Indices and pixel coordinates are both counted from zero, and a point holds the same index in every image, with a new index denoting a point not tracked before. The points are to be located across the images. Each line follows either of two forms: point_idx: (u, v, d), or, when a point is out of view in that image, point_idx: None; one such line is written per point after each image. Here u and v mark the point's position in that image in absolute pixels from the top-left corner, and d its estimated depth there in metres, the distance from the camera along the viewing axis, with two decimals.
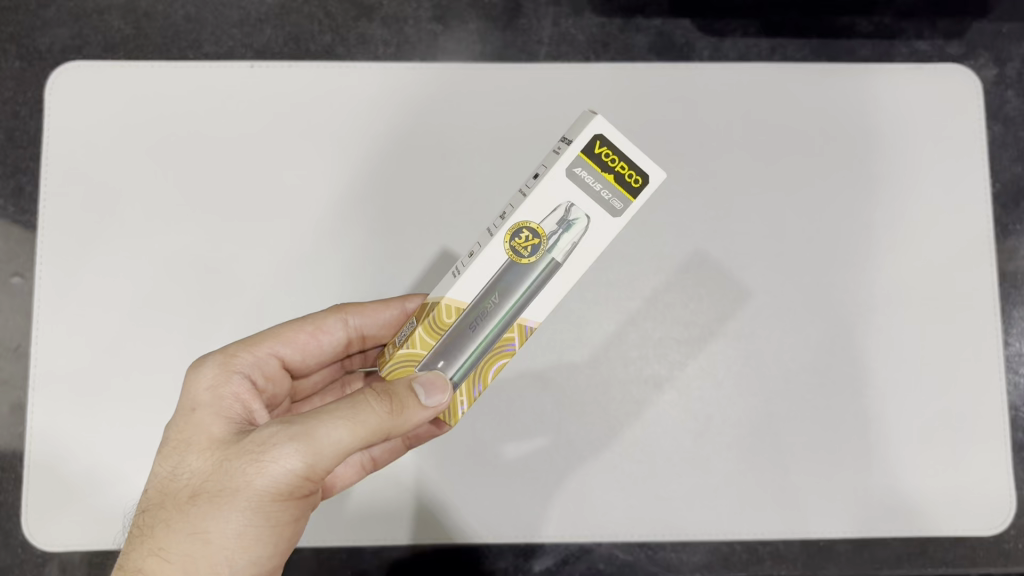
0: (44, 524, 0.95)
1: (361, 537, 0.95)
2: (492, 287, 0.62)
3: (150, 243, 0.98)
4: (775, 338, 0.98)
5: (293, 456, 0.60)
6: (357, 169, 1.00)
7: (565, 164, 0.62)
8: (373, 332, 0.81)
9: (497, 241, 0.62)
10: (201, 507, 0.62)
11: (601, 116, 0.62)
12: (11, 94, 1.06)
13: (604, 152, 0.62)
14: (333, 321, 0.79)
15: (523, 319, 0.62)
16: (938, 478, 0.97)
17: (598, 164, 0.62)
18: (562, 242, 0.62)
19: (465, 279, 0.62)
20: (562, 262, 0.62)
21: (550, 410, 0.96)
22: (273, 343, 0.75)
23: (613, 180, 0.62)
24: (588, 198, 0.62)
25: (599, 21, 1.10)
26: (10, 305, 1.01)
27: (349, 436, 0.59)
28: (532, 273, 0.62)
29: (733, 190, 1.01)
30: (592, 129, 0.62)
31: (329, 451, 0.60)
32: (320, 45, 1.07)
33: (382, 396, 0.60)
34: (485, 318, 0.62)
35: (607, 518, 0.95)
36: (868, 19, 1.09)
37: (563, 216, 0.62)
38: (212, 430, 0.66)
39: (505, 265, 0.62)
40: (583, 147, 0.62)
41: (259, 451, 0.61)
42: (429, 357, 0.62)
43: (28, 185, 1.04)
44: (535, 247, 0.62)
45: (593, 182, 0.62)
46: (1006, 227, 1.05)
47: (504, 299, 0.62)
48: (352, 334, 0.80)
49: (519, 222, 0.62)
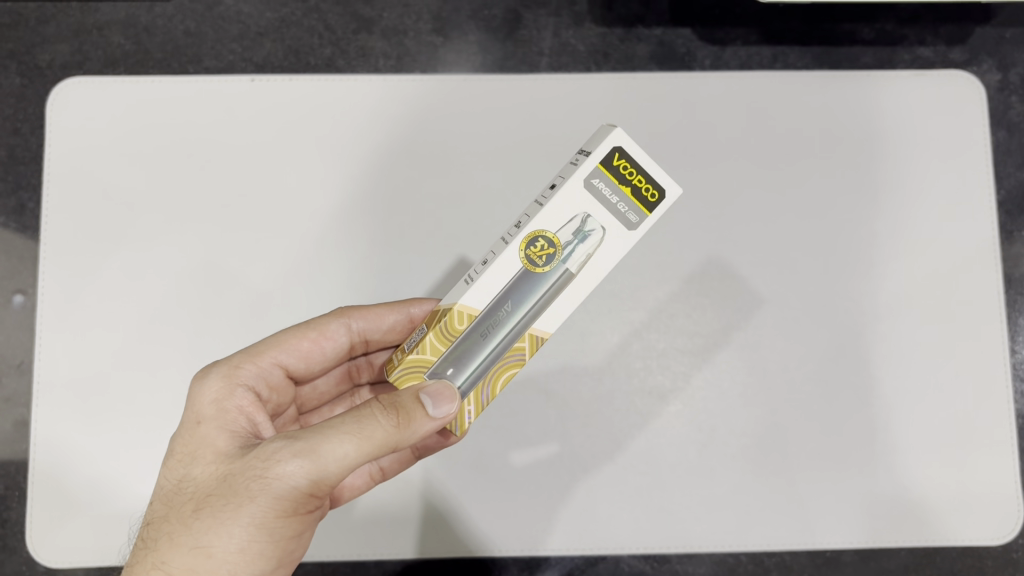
0: (49, 540, 0.95)
1: (368, 550, 0.94)
2: (505, 296, 0.61)
3: (154, 261, 0.98)
4: (781, 347, 0.97)
5: (297, 472, 0.60)
6: (358, 182, 1.00)
7: (584, 175, 0.62)
8: (377, 335, 0.81)
9: (512, 249, 0.62)
10: (203, 522, 0.62)
11: (620, 130, 0.62)
12: (11, 111, 1.05)
13: (622, 165, 0.62)
14: (336, 326, 0.79)
15: (535, 330, 0.62)
16: (946, 487, 0.96)
17: (616, 177, 0.62)
18: (577, 252, 0.61)
19: (480, 286, 0.61)
20: (575, 272, 0.62)
21: (554, 422, 0.96)
22: (276, 352, 0.75)
23: (630, 194, 0.62)
24: (605, 210, 0.62)
25: (600, 31, 1.08)
26: (13, 322, 1.01)
27: (355, 451, 0.59)
28: (545, 283, 0.62)
29: (735, 199, 1.00)
30: (612, 141, 0.62)
31: (334, 466, 0.59)
32: (320, 58, 1.07)
33: (389, 409, 0.59)
34: (497, 328, 0.61)
35: (612, 531, 0.94)
36: (870, 26, 1.08)
37: (578, 227, 0.61)
38: (218, 444, 0.66)
39: (520, 273, 0.62)
40: (602, 159, 0.62)
41: (263, 466, 0.61)
42: (439, 363, 0.62)
43: (29, 202, 1.03)
44: (551, 257, 0.61)
45: (610, 195, 0.62)
46: (1011, 233, 1.04)
47: (516, 308, 0.61)
48: (355, 338, 0.80)
49: (536, 231, 0.61)
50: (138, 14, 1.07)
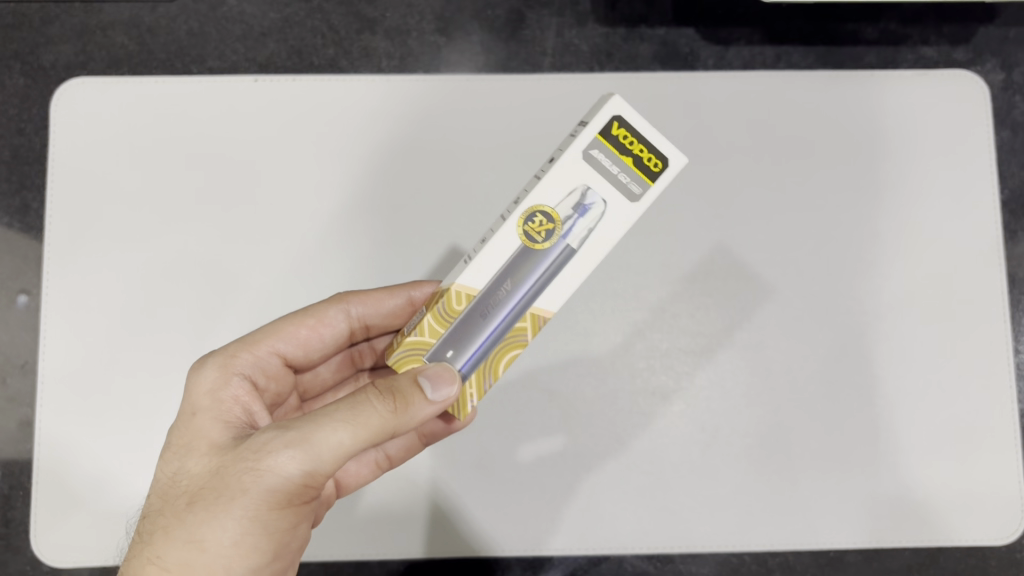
0: (54, 540, 0.95)
1: (371, 551, 0.94)
2: (505, 276, 0.61)
3: (158, 261, 0.98)
4: (785, 347, 0.97)
5: (290, 462, 0.60)
6: (362, 182, 1.00)
7: (584, 145, 0.62)
8: (376, 321, 0.81)
9: (509, 226, 0.62)
10: (194, 517, 0.62)
11: (618, 99, 0.61)
12: (16, 111, 1.05)
13: (622, 135, 0.62)
14: (334, 313, 0.78)
15: (536, 309, 0.62)
16: (949, 487, 0.96)
17: (616, 147, 0.62)
18: (577, 227, 0.61)
19: (478, 264, 0.61)
20: (576, 249, 0.62)
21: (557, 421, 0.96)
22: (273, 340, 0.75)
23: (631, 163, 0.62)
24: (607, 181, 0.62)
25: (603, 31, 1.08)
26: (18, 323, 1.01)
27: (349, 439, 0.59)
28: (545, 261, 0.61)
29: (739, 199, 1.00)
30: (611, 109, 0.61)
31: (328, 455, 0.59)
32: (324, 58, 1.06)
33: (384, 395, 0.59)
34: (497, 306, 0.61)
35: (616, 531, 0.94)
36: (874, 26, 1.08)
37: (578, 201, 0.61)
38: (213, 435, 0.66)
39: (519, 251, 0.61)
40: (600, 129, 0.62)
41: (256, 458, 0.61)
42: (439, 346, 0.61)
43: (32, 202, 1.03)
44: (550, 235, 0.61)
45: (610, 165, 0.62)
46: (1015, 233, 1.04)
47: (516, 286, 0.61)
48: (354, 324, 0.80)
49: (535, 209, 0.61)
50: (141, 14, 1.07)
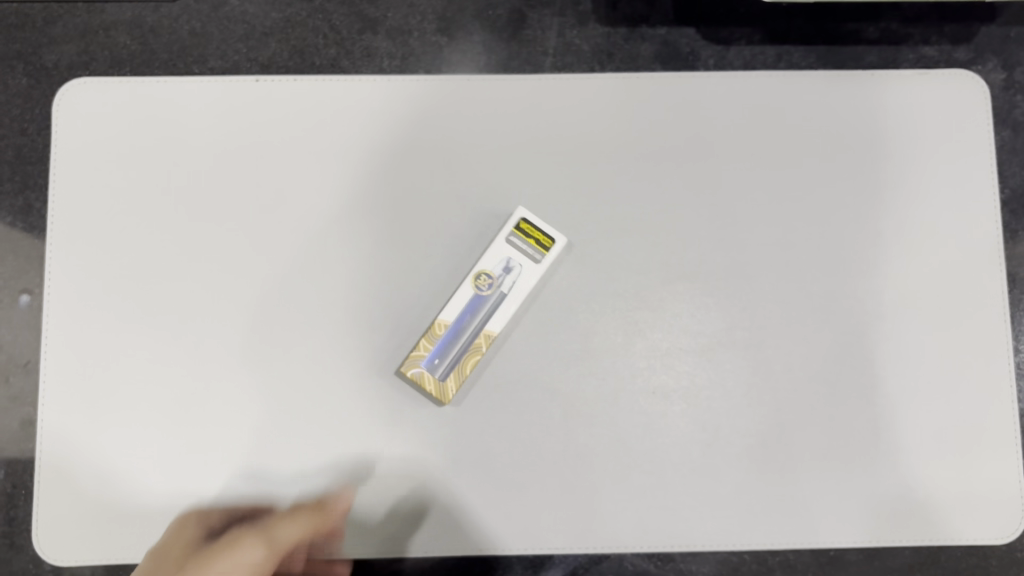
0: (57, 539, 0.95)
1: (372, 551, 0.94)
2: (464, 310, 0.94)
3: (162, 261, 0.99)
4: (786, 347, 0.97)
5: (254, 556, 0.83)
6: (363, 182, 1.00)
7: (503, 237, 0.95)
8: (234, 509, 0.94)
9: (465, 282, 0.94)
10: (189, 574, 0.81)
11: (521, 205, 0.95)
12: (19, 111, 1.05)
13: (527, 227, 0.95)
14: (201, 522, 0.92)
15: (486, 332, 0.93)
16: (950, 486, 0.96)
17: (525, 235, 0.94)
18: (509, 280, 0.93)
19: (447, 306, 0.94)
20: (507, 292, 0.93)
21: (558, 421, 0.96)
22: (194, 524, 0.92)
23: (534, 244, 0.94)
24: (520, 256, 0.94)
25: (604, 31, 1.08)
26: (22, 322, 1.01)
27: (260, 559, 0.82)
28: (488, 300, 0.94)
29: (739, 199, 1.00)
30: (518, 213, 0.95)
31: (276, 547, 0.86)
32: (325, 58, 1.06)
33: (303, 520, 0.91)
34: (461, 332, 0.94)
35: (617, 530, 0.95)
36: (875, 25, 1.07)
37: (506, 267, 0.94)
38: (187, 538, 0.90)
39: (472, 296, 0.94)
40: (513, 224, 0.94)
41: (229, 551, 0.83)
42: (428, 358, 0.93)
43: (36, 202, 1.03)
44: (489, 284, 0.94)
45: (523, 245, 0.94)
46: (1016, 233, 1.04)
47: (473, 319, 0.94)
48: (212, 525, 0.92)
49: (478, 270, 0.94)
50: (144, 14, 1.08)
